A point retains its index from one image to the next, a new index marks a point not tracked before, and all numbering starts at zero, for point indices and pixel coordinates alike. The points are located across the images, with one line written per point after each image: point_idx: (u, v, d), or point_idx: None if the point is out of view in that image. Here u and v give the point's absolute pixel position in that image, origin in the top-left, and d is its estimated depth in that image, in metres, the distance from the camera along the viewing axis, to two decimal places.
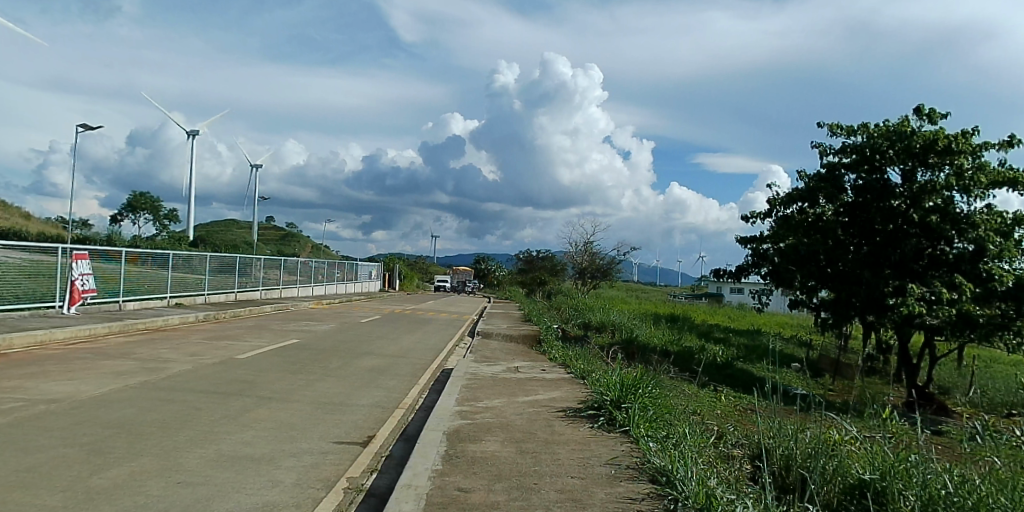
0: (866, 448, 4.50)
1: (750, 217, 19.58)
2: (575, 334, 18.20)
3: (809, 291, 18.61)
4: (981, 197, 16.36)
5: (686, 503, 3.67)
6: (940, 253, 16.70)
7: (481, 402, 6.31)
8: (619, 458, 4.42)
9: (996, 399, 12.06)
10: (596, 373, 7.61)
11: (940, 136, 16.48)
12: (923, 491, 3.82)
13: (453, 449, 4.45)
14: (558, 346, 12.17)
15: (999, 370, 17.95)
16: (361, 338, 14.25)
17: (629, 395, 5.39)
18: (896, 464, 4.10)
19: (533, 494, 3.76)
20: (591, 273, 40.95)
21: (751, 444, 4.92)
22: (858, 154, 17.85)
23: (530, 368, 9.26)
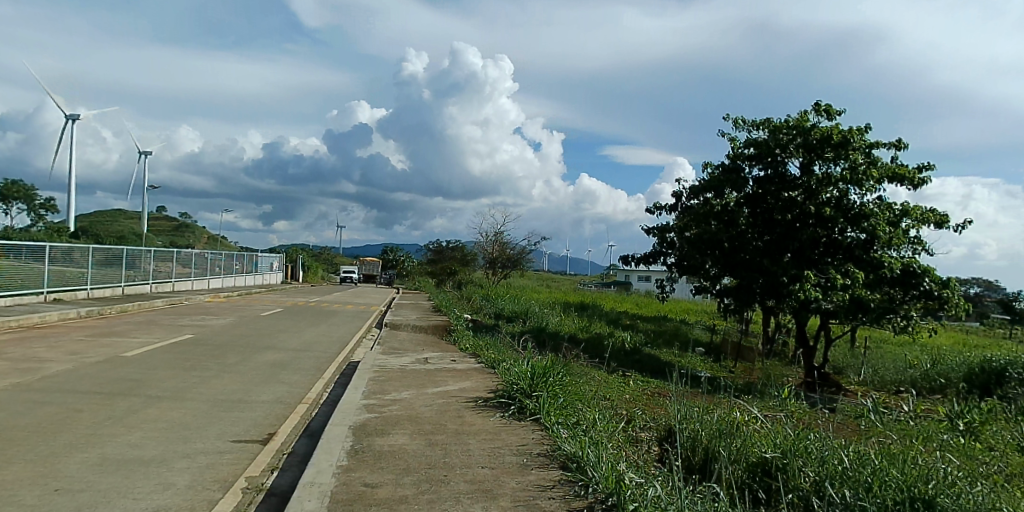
0: (768, 427, 4.71)
1: (656, 208, 19.89)
2: (485, 323, 18.05)
3: (716, 277, 19.10)
4: (874, 190, 17.22)
5: (596, 489, 3.80)
6: (836, 241, 17.49)
7: (389, 395, 6.19)
8: (529, 446, 4.41)
9: (887, 377, 13.06)
10: (507, 362, 7.61)
11: (837, 133, 17.18)
12: (821, 467, 4.16)
13: (360, 443, 4.33)
14: (467, 335, 12.14)
15: (886, 351, 19.07)
16: (261, 331, 13.76)
17: (539, 383, 5.40)
18: (795, 443, 4.38)
19: (442, 486, 3.71)
20: (502, 262, 41.02)
21: (657, 426, 5.03)
22: (762, 148, 18.33)
23: (439, 359, 9.16)
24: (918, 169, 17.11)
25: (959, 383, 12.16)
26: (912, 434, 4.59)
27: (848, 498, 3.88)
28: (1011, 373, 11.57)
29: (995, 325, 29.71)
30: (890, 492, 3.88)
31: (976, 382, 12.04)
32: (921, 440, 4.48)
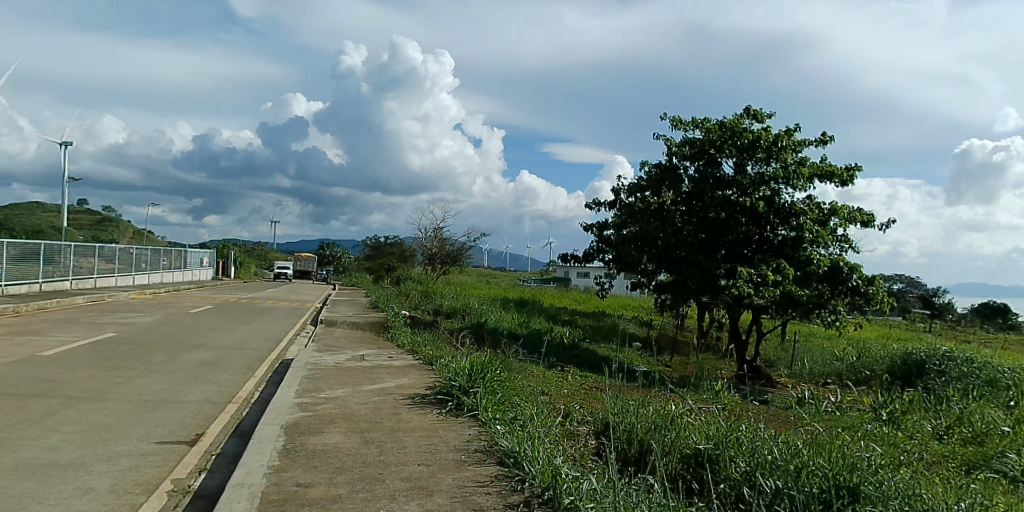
0: (701, 419, 4.83)
1: (596, 205, 19.39)
2: (424, 319, 17.58)
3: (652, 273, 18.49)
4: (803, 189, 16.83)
5: (533, 483, 3.84)
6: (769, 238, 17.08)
7: (322, 393, 6.08)
8: (466, 442, 4.41)
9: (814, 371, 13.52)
10: (446, 358, 7.57)
11: (766, 134, 16.68)
12: (752, 457, 4.32)
13: (292, 443, 4.25)
14: (405, 330, 12.03)
15: (815, 346, 18.79)
16: (190, 329, 13.36)
17: (477, 379, 5.39)
18: (727, 433, 4.52)
19: (376, 484, 3.67)
20: (441, 258, 39.33)
21: (592, 419, 5.07)
22: (696, 148, 17.72)
23: (375, 356, 9.04)
24: (846, 167, 16.72)
25: (883, 375, 11.81)
26: (839, 425, 4.78)
27: (777, 486, 4.06)
28: (930, 366, 11.12)
29: (916, 319, 31.09)
30: (818, 479, 4.12)
31: (897, 374, 11.61)
32: (847, 430, 4.67)
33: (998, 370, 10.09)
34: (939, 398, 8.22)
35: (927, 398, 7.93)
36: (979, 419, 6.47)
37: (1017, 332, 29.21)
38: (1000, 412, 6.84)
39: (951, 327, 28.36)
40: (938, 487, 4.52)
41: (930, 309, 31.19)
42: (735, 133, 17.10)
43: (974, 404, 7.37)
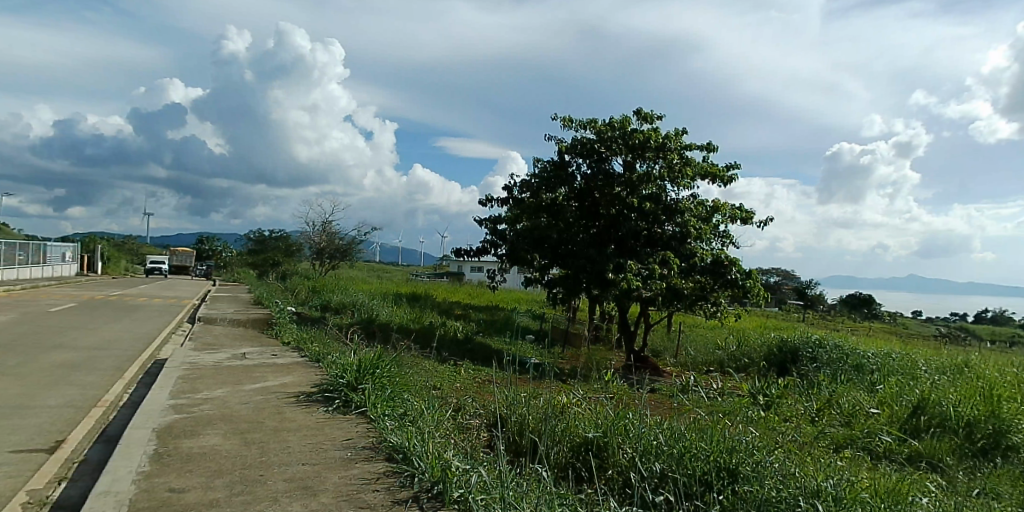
0: (590, 409, 4.98)
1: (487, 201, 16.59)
2: (311, 316, 15.68)
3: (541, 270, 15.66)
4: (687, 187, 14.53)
5: (422, 477, 3.85)
6: (655, 234, 14.39)
7: (200, 394, 5.84)
8: (355, 439, 4.35)
9: (694, 360, 12.87)
10: (333, 354, 7.42)
11: (654, 133, 14.13)
12: (638, 443, 4.49)
13: (163, 447, 4.06)
14: (291, 327, 11.57)
15: (699, 335, 16.90)
16: (51, 329, 12.41)
17: (366, 375, 5.33)
18: (615, 421, 4.67)
19: (258, 486, 3.57)
20: (330, 254, 34.89)
21: (484, 412, 5.09)
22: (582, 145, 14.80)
23: (258, 354, 8.74)
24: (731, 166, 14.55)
25: (760, 362, 11.69)
26: (718, 410, 5.02)
27: (662, 470, 4.29)
28: (803, 352, 11.16)
29: (790, 309, 31.94)
30: (701, 463, 4.34)
31: (772, 362, 11.56)
32: (726, 414, 4.91)
33: (860, 353, 10.36)
34: (811, 382, 8.77)
35: (801, 383, 8.44)
36: (845, 400, 7.05)
37: (880, 320, 30.52)
38: (862, 394, 7.48)
39: (822, 316, 29.54)
40: (811, 464, 4.76)
41: (803, 300, 31.93)
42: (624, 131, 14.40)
43: (839, 387, 8.04)
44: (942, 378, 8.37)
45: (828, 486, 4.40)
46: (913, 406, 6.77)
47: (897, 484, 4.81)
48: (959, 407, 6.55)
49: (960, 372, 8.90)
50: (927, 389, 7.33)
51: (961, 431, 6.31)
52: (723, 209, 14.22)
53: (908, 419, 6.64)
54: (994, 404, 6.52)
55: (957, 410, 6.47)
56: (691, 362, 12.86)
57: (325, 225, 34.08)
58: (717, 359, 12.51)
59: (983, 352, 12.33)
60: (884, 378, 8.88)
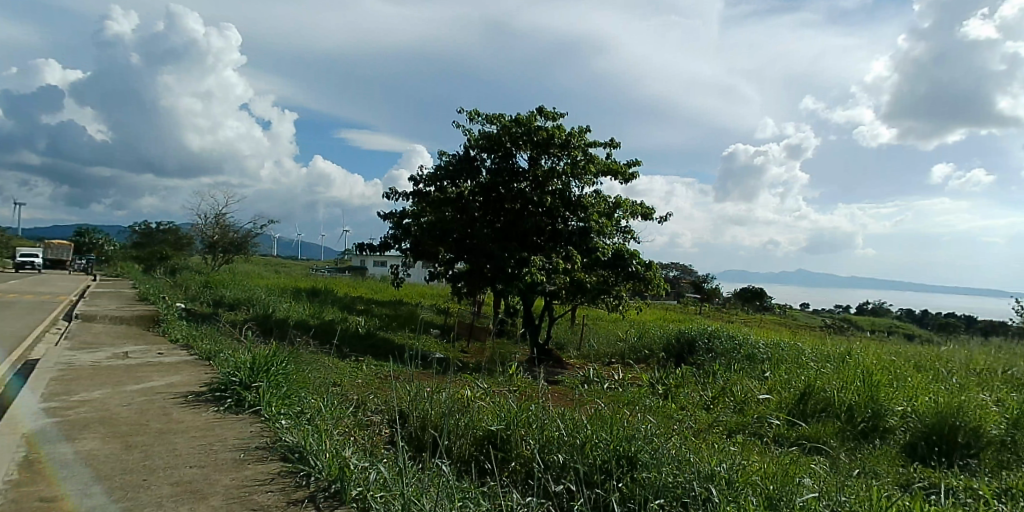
0: (493, 403, 5.03)
1: (391, 194, 15.36)
2: (200, 311, 14.40)
3: (444, 264, 14.59)
4: (591, 184, 13.81)
5: (318, 477, 3.79)
6: (559, 229, 13.51)
7: (74, 396, 5.49)
8: (247, 440, 4.24)
9: (598, 351, 12.97)
10: (224, 352, 7.16)
11: (559, 130, 13.37)
12: (540, 434, 4.58)
13: (35, 454, 3.82)
14: (180, 323, 10.94)
15: (601, 329, 16.48)
16: None
17: (260, 373, 5.20)
18: (517, 414, 4.74)
19: (140, 491, 3.42)
20: (224, 248, 33.06)
21: (386, 406, 5.07)
22: (486, 138, 13.76)
23: (143, 352, 8.33)
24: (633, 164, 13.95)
25: (659, 354, 11.84)
26: (619, 400, 5.18)
27: (564, 460, 4.39)
28: (699, 343, 11.41)
29: (687, 303, 32.89)
30: (601, 450, 4.47)
31: (670, 352, 11.75)
32: (626, 405, 5.05)
33: (752, 345, 10.76)
34: (707, 372, 9.12)
35: (696, 373, 8.76)
36: (738, 389, 7.40)
37: (770, 313, 32.05)
38: (753, 383, 7.85)
39: (718, 309, 30.69)
40: (705, 450, 4.95)
41: (699, 293, 32.93)
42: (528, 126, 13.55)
43: (732, 376, 8.43)
44: (825, 366, 8.90)
45: (721, 470, 4.62)
46: (800, 393, 7.19)
47: (784, 466, 5.05)
48: (841, 392, 7.03)
49: (842, 359, 9.49)
50: (812, 376, 7.85)
51: (843, 415, 6.80)
52: (625, 205, 14.05)
53: (796, 405, 7.03)
54: (871, 388, 7.05)
55: (840, 396, 6.94)
56: (594, 354, 12.91)
57: (219, 217, 32.35)
58: (621, 351, 12.57)
59: (867, 340, 13.26)
60: (773, 367, 9.35)
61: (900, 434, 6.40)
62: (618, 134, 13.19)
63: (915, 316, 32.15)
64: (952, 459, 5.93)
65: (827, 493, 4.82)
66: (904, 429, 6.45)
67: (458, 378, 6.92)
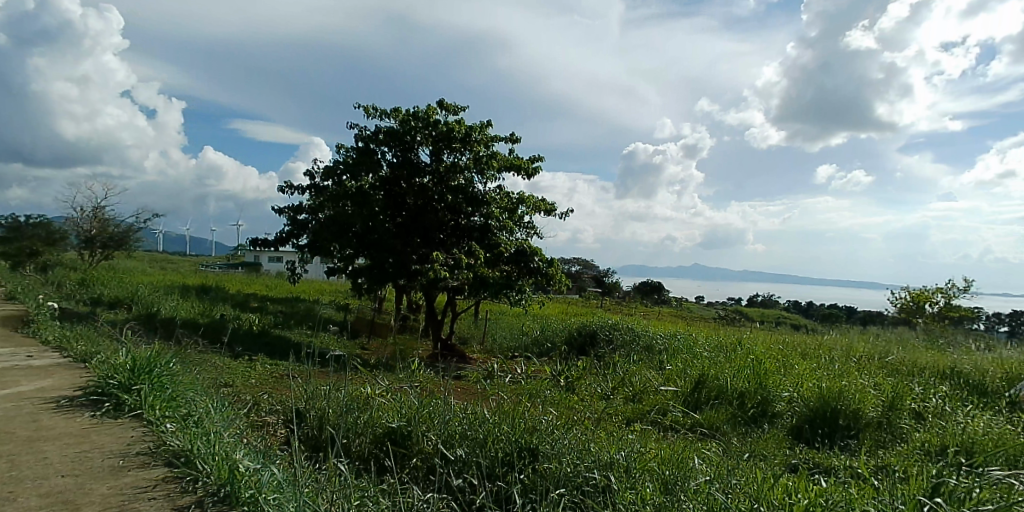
0: (394, 399, 5.05)
1: (285, 188, 14.76)
2: (78, 309, 13.32)
3: (343, 260, 13.95)
4: (494, 179, 13.82)
5: (206, 481, 3.68)
6: (462, 224, 13.56)
7: None
8: (128, 445, 4.08)
9: (504, 345, 12.98)
10: (102, 354, 6.77)
11: (459, 123, 13.32)
12: (442, 430, 4.62)
13: None
14: (53, 325, 10.08)
15: (508, 323, 16.47)
16: None
17: (142, 375, 5.02)
18: (418, 410, 4.76)
19: (6, 504, 3.22)
20: (102, 242, 30.03)
21: (282, 406, 5.01)
22: (386, 132, 13.48)
23: (7, 356, 7.70)
24: (535, 159, 14.03)
25: (561, 346, 11.86)
26: (522, 393, 5.29)
27: (465, 454, 4.42)
28: (601, 335, 11.62)
29: (590, 297, 33.45)
30: (503, 440, 4.55)
31: (573, 345, 11.83)
32: (528, 397, 5.15)
33: (651, 337, 11.10)
34: (606, 364, 9.40)
35: (597, 365, 9.04)
36: (637, 380, 7.75)
37: (668, 305, 33.03)
38: (651, 373, 8.15)
39: (619, 302, 31.40)
40: (605, 439, 5.09)
41: (601, 287, 33.59)
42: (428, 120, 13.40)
43: (631, 366, 8.74)
44: (718, 355, 9.39)
45: (619, 457, 4.75)
46: (696, 381, 7.56)
47: (679, 452, 5.26)
48: (734, 379, 7.45)
49: (733, 348, 10.02)
50: (706, 365, 8.28)
51: (735, 401, 7.20)
52: (527, 201, 14.18)
53: (691, 393, 7.40)
54: (761, 376, 7.50)
55: (733, 383, 7.34)
56: (500, 348, 12.90)
57: (98, 210, 29.83)
58: (525, 345, 12.58)
59: (759, 331, 14.03)
60: (669, 356, 9.75)
61: (787, 418, 6.82)
62: (518, 128, 13.34)
63: (802, 309, 34.25)
64: (833, 440, 6.37)
65: (719, 477, 5.05)
66: (790, 413, 6.88)
67: (358, 378, 6.92)
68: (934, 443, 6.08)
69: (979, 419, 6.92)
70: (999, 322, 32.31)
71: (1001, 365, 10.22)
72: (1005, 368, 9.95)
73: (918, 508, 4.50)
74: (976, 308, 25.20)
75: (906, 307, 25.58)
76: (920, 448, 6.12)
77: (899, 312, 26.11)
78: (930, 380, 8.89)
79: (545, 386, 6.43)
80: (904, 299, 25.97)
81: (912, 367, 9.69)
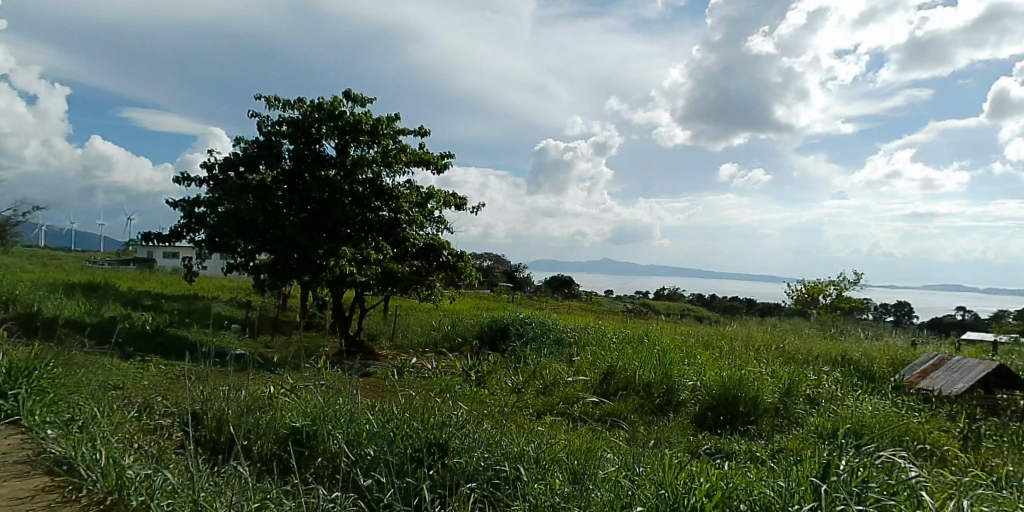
0: (298, 398, 5.05)
1: (181, 180, 14.07)
2: None
3: (246, 255, 13.39)
4: (403, 174, 13.74)
5: (92, 488, 3.54)
6: (370, 219, 13.23)
7: None
8: (6, 455, 3.91)
9: (414, 340, 12.79)
10: None
11: (366, 115, 13.15)
12: (350, 428, 4.58)
13: None
14: None
15: (420, 318, 16.31)
16: None
17: (20, 379, 4.84)
18: (324, 408, 4.75)
19: None
20: None
21: (177, 408, 4.90)
22: (289, 124, 13.11)
23: None
24: (444, 154, 14.00)
25: (472, 341, 11.82)
26: (429, 391, 5.31)
27: (374, 452, 4.37)
28: (512, 329, 11.65)
29: (501, 292, 33.45)
30: (413, 435, 4.55)
31: (484, 339, 11.77)
32: (433, 394, 5.17)
33: (561, 330, 11.33)
34: (518, 357, 9.57)
35: (509, 360, 9.20)
36: (547, 372, 7.95)
37: (578, 298, 33.45)
38: (562, 366, 8.37)
39: (531, 296, 31.61)
40: (516, 432, 5.16)
41: (513, 282, 33.76)
42: (334, 112, 13.12)
43: (542, 359, 8.92)
44: (626, 347, 9.75)
45: (530, 450, 4.81)
46: (604, 372, 7.84)
47: (587, 442, 5.39)
48: (641, 370, 7.76)
49: (641, 339, 10.44)
50: (614, 356, 8.57)
51: (642, 391, 7.47)
52: (437, 196, 14.16)
53: (601, 384, 7.67)
54: (667, 367, 7.83)
55: (639, 374, 7.64)
56: (410, 344, 12.69)
57: None
58: (434, 340, 12.44)
59: (665, 323, 14.58)
60: (579, 350, 10.02)
61: (691, 406, 7.11)
62: (425, 121, 13.31)
63: (706, 302, 35.75)
64: (734, 426, 6.73)
65: (626, 464, 5.19)
66: (693, 401, 7.18)
67: (264, 377, 6.81)
68: (826, 427, 6.48)
69: (866, 402, 7.46)
70: (884, 312, 34.77)
71: (885, 353, 11.06)
72: (890, 356, 10.77)
73: (812, 488, 4.75)
74: (863, 298, 27.08)
75: (802, 299, 27.05)
76: (814, 431, 6.51)
77: (794, 304, 27.56)
78: (825, 367, 9.54)
79: (451, 382, 6.50)
80: (800, 291, 27.48)
81: (806, 355, 10.37)
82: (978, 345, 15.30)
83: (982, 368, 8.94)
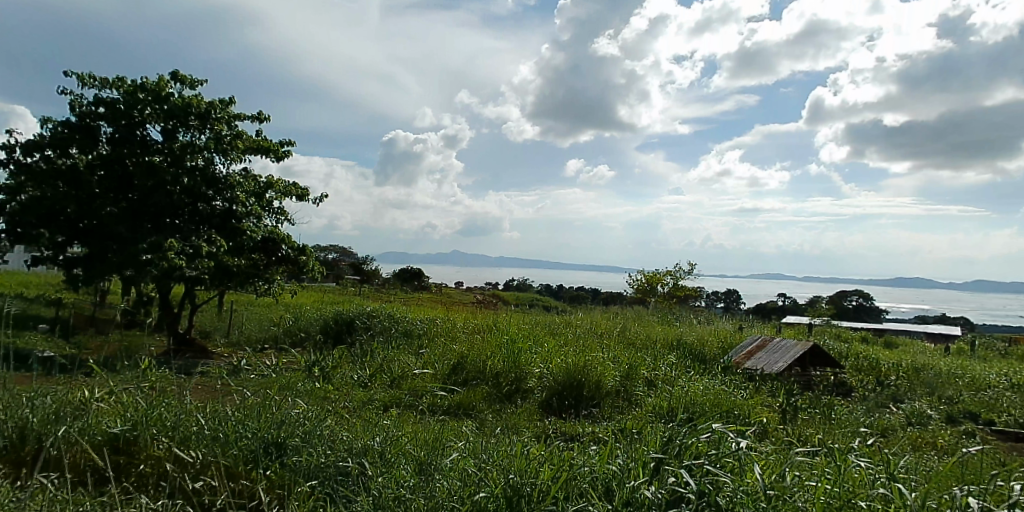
0: (116, 402, 4.73)
1: None
2: None
3: (52, 248, 11.92)
4: (239, 162, 13.13)
5: None
6: (201, 209, 12.51)
7: None
8: None
9: (252, 336, 12.24)
10: None
11: (198, 99, 12.35)
12: (177, 431, 4.40)
13: None
14: None
15: (263, 313, 15.60)
16: None
17: None
18: (147, 412, 4.51)
19: None
20: None
21: None
22: (107, 104, 11.91)
23: None
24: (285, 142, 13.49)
25: (316, 335, 11.52)
26: (260, 393, 5.12)
27: (203, 456, 4.19)
28: (358, 323, 11.48)
29: (347, 285, 32.22)
30: (246, 437, 4.39)
31: (329, 333, 11.54)
32: (267, 395, 4.99)
33: (409, 321, 11.31)
34: (364, 351, 9.45)
35: (355, 354, 9.07)
36: (394, 366, 7.92)
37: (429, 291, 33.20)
38: (410, 358, 8.38)
39: (377, 289, 30.86)
40: (360, 426, 5.11)
41: (360, 274, 32.69)
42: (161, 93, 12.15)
43: (389, 353, 8.89)
44: (473, 337, 9.97)
45: (374, 444, 4.78)
46: (453, 364, 7.96)
47: (436, 434, 5.44)
48: (490, 360, 7.96)
49: (489, 330, 10.72)
50: (462, 347, 8.73)
51: (492, 380, 7.67)
52: (278, 186, 13.65)
53: (450, 375, 7.81)
54: (518, 357, 8.06)
55: (489, 363, 7.85)
56: (247, 340, 12.11)
57: None
58: (273, 336, 12.00)
59: (515, 313, 15.01)
60: (427, 341, 10.10)
61: (537, 393, 7.40)
62: (263, 109, 12.77)
63: (554, 293, 37.04)
64: (579, 409, 7.13)
65: (472, 452, 5.31)
66: (540, 387, 7.48)
67: (72, 379, 6.23)
68: (663, 406, 7.03)
69: (696, 382, 8.18)
70: (716, 300, 37.89)
71: (713, 337, 12.13)
72: (718, 340, 11.80)
73: (644, 465, 5.07)
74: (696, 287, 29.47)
75: (642, 288, 28.90)
76: (651, 411, 7.03)
77: (635, 293, 29.39)
78: (660, 350, 10.32)
79: (284, 380, 6.32)
80: (640, 281, 29.33)
81: (641, 340, 11.19)
82: (794, 328, 17.19)
83: (800, 347, 10.10)
